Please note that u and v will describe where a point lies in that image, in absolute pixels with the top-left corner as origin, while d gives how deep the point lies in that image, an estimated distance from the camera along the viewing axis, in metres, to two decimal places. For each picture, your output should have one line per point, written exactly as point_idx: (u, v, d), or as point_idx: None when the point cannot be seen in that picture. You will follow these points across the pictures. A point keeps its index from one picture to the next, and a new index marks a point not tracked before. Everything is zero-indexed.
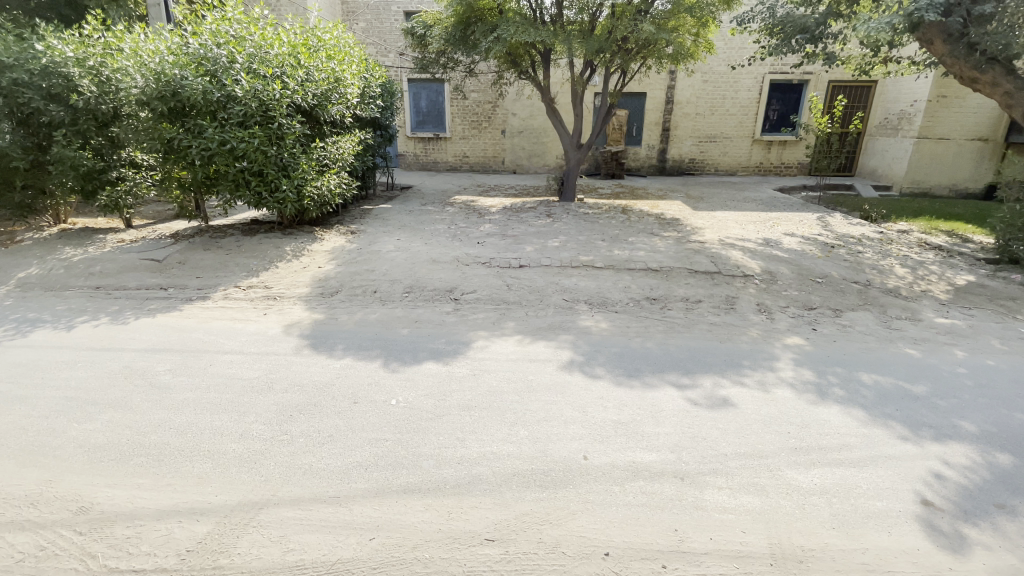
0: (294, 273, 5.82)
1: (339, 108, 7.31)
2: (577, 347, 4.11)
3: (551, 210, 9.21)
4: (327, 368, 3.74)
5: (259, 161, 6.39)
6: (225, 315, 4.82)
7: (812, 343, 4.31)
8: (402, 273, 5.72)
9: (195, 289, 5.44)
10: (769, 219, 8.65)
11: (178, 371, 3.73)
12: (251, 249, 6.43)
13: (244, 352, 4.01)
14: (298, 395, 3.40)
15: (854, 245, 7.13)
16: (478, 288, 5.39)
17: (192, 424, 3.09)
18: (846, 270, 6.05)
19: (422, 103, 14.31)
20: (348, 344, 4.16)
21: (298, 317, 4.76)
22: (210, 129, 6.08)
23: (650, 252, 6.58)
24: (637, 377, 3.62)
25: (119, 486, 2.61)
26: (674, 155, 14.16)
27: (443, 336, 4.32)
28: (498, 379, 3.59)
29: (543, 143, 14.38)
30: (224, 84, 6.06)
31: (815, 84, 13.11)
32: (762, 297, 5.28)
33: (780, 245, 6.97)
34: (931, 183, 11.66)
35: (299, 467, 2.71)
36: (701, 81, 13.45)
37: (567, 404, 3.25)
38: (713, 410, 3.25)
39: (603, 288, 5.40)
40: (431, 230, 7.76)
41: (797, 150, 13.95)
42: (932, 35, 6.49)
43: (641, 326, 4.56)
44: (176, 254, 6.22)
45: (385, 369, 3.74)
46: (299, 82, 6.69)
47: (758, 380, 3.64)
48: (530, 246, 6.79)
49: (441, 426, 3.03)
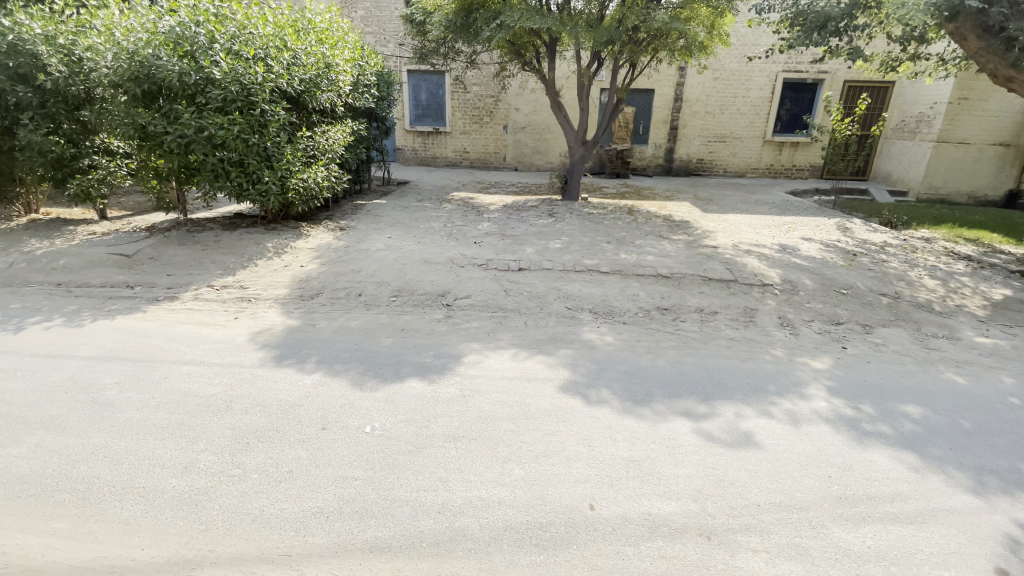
0: (273, 273, 5.36)
1: (330, 96, 6.82)
2: (581, 366, 3.66)
3: (554, 209, 8.75)
4: (296, 386, 3.28)
5: (240, 150, 5.94)
6: (192, 318, 4.36)
7: (844, 365, 3.85)
8: (390, 275, 5.25)
9: (164, 288, 4.98)
10: (784, 224, 8.21)
11: (127, 386, 3.26)
12: (230, 245, 5.96)
13: (207, 363, 3.56)
14: (258, 418, 2.94)
15: (877, 253, 6.66)
16: (473, 293, 4.93)
17: (130, 453, 2.63)
18: (872, 280, 5.59)
19: (422, 95, 13.82)
20: (324, 356, 3.70)
21: (271, 322, 4.30)
22: (185, 114, 5.61)
23: (660, 256, 6.13)
24: (649, 404, 3.17)
25: (29, 532, 2.14)
26: (681, 155, 13.69)
27: (430, 348, 3.86)
28: (491, 402, 3.13)
29: (546, 139, 13.90)
30: (202, 66, 5.60)
31: (829, 84, 12.66)
32: (783, 310, 4.82)
33: (798, 251, 6.52)
34: (949, 190, 11.18)
35: (247, 513, 2.25)
36: (712, 78, 12.97)
37: (570, 437, 2.79)
38: (737, 447, 2.80)
39: (609, 296, 4.94)
40: (426, 227, 7.30)
41: (808, 153, 13.48)
42: (966, 29, 6.00)
43: (652, 341, 4.11)
44: (148, 248, 5.76)
45: (361, 387, 3.28)
46: (285, 66, 6.21)
47: (787, 410, 3.19)
48: (530, 247, 6.34)
49: (421, 461, 2.58)
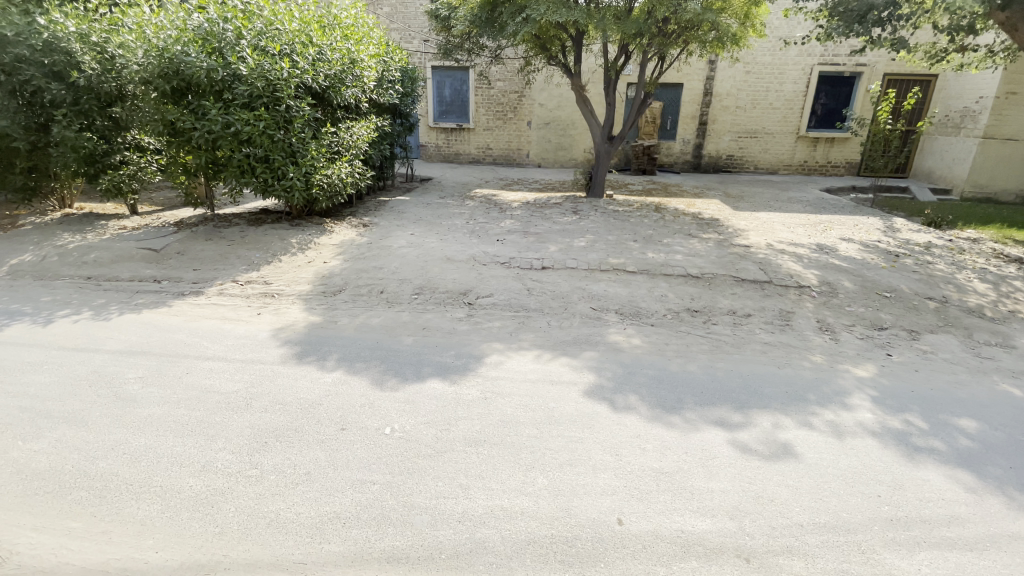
0: (296, 268, 5.36)
1: (354, 92, 6.79)
2: (607, 369, 3.51)
3: (578, 206, 8.58)
4: (316, 384, 3.23)
5: (265, 146, 5.95)
6: (216, 313, 4.37)
7: (889, 374, 3.61)
8: (411, 272, 5.19)
9: (189, 283, 5.01)
10: (820, 223, 7.88)
11: (149, 381, 3.25)
12: (255, 240, 5.99)
13: (228, 359, 3.54)
14: (277, 416, 2.89)
15: (921, 255, 6.31)
16: (495, 291, 4.83)
17: (149, 450, 2.61)
18: (917, 283, 5.28)
19: (446, 92, 13.78)
20: (344, 354, 3.64)
21: (293, 318, 4.27)
22: (213, 110, 5.65)
23: (689, 255, 5.92)
24: (680, 411, 3.01)
25: (47, 530, 2.12)
26: (710, 151, 13.32)
27: (451, 347, 3.77)
28: (513, 405, 3.02)
29: (571, 136, 13.71)
30: (229, 62, 5.62)
31: (868, 77, 12.14)
32: (821, 313, 4.58)
33: (836, 252, 6.23)
34: (996, 188, 10.57)
35: (263, 517, 2.19)
36: (744, 71, 12.57)
37: (596, 444, 2.66)
38: (776, 460, 2.62)
39: (636, 296, 4.78)
40: (449, 224, 7.24)
41: (845, 149, 12.96)
42: (1019, 19, 5.63)
43: (681, 344, 3.94)
44: (175, 243, 5.82)
45: (381, 386, 3.20)
46: (310, 61, 6.19)
47: (829, 421, 2.99)
48: (554, 245, 6.20)
49: (441, 466, 2.48)
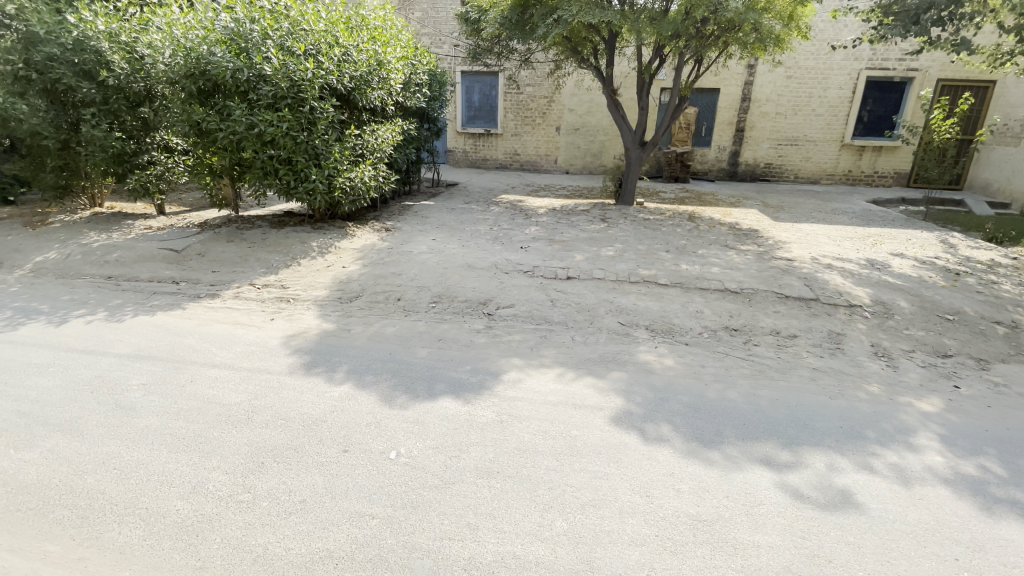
0: (315, 273, 5.22)
1: (380, 94, 6.66)
2: (636, 393, 3.20)
3: (607, 214, 8.26)
4: (321, 399, 3.01)
5: (289, 148, 5.87)
6: (229, 317, 4.23)
7: (959, 409, 3.18)
8: (431, 279, 4.98)
9: (206, 285, 4.92)
10: (868, 236, 7.35)
11: (151, 389, 3.11)
12: (275, 243, 5.90)
13: (235, 368, 3.37)
14: (278, 433, 2.68)
15: (985, 273, 5.75)
16: (517, 302, 4.57)
17: (140, 466, 2.44)
18: (982, 305, 4.78)
19: (474, 97, 13.68)
20: (355, 365, 3.42)
21: (306, 325, 4.10)
22: (237, 110, 5.60)
23: (725, 268, 5.55)
24: (718, 446, 2.69)
25: (20, 554, 1.96)
26: (747, 159, 12.79)
27: (467, 362, 3.52)
28: (531, 432, 2.74)
29: (601, 142, 13.39)
30: (254, 62, 5.56)
31: (920, 82, 11.46)
32: (875, 337, 4.15)
33: (888, 268, 5.74)
34: None
35: (249, 551, 1.97)
36: (785, 76, 12.06)
37: (624, 483, 2.37)
38: (833, 510, 2.26)
39: (669, 312, 4.44)
40: (473, 230, 7.04)
41: (892, 158, 12.25)
42: None
43: (719, 367, 3.60)
44: (197, 244, 5.77)
45: (390, 404, 2.96)
46: (335, 62, 6.10)
47: (893, 464, 2.60)
48: (580, 254, 5.90)
49: (449, 501, 2.22)
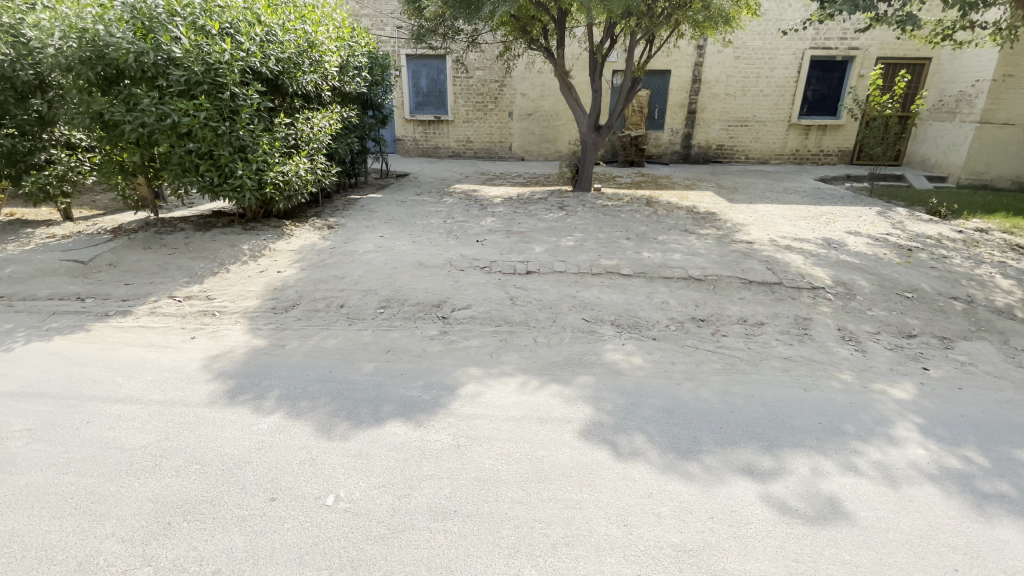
0: (245, 280, 4.69)
1: (312, 77, 6.10)
2: (606, 400, 2.93)
3: (565, 202, 8.00)
4: (247, 434, 2.58)
5: (209, 140, 5.26)
6: (142, 338, 3.69)
7: (932, 394, 3.08)
8: (378, 281, 4.56)
9: (118, 300, 4.32)
10: (822, 214, 7.42)
11: (37, 435, 2.59)
12: (201, 247, 5.29)
13: (143, 402, 2.87)
14: (191, 483, 2.25)
15: (936, 248, 5.85)
16: (474, 302, 4.22)
17: (13, 540, 1.97)
18: (938, 280, 4.81)
19: (422, 82, 13.06)
20: (288, 389, 2.99)
21: (234, 343, 3.61)
22: (145, 99, 4.93)
23: (688, 254, 5.40)
24: (697, 456, 2.47)
25: None
26: (699, 141, 12.84)
27: (419, 376, 3.15)
28: (492, 456, 2.43)
29: (555, 127, 13.11)
30: (161, 43, 4.90)
31: (860, 62, 11.76)
32: (840, 320, 4.06)
33: (845, 247, 5.75)
34: (992, 175, 10.22)
35: None
36: (733, 57, 12.10)
37: (598, 512, 2.10)
38: (823, 524, 2.06)
39: (634, 304, 4.22)
40: (424, 224, 6.61)
41: (837, 137, 12.57)
42: None
43: (689, 363, 3.40)
44: (107, 253, 5.10)
45: (327, 435, 2.56)
46: (258, 43, 5.50)
47: (876, 462, 2.44)
48: (540, 246, 5.61)
49: (396, 556, 1.88)
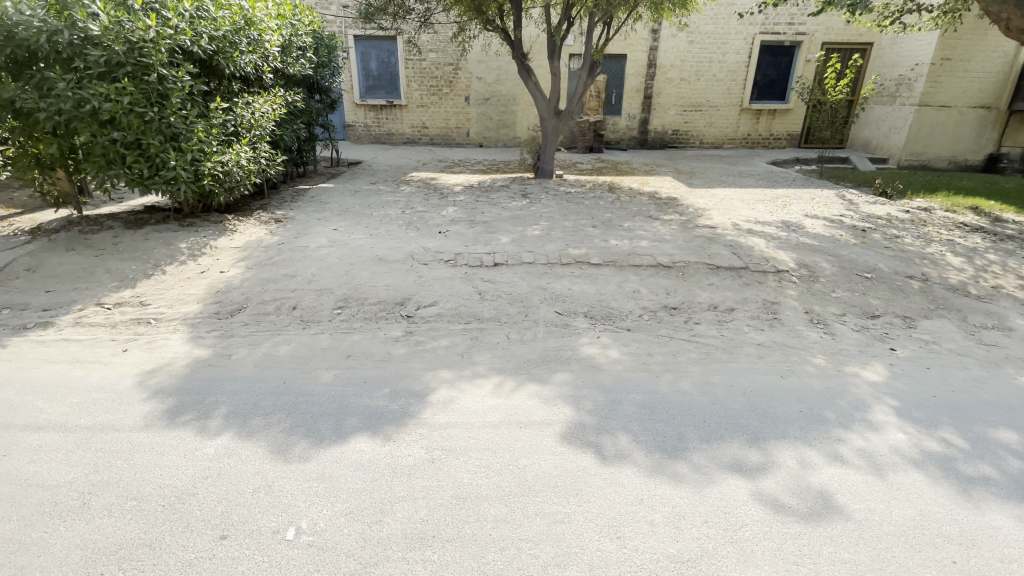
0: (185, 282, 4.26)
1: (251, 58, 5.60)
2: (585, 399, 2.79)
3: (527, 189, 7.81)
4: (190, 461, 2.28)
5: (136, 128, 4.72)
6: (63, 353, 3.25)
7: (902, 375, 3.12)
8: (334, 279, 4.24)
9: (35, 309, 3.82)
10: (778, 197, 7.57)
11: None
12: (132, 247, 4.78)
13: (65, 430, 2.50)
14: (127, 525, 1.95)
15: (888, 228, 6.05)
16: (439, 298, 3.99)
17: None
18: (894, 260, 4.94)
19: (372, 64, 12.45)
20: (237, 405, 2.69)
21: (172, 354, 3.24)
22: (59, 83, 4.36)
23: (655, 240, 5.34)
24: (684, 455, 2.37)
25: None
26: (656, 126, 12.91)
27: (385, 383, 2.91)
28: (471, 470, 2.24)
29: (512, 112, 12.84)
30: (75, 19, 4.33)
31: (807, 47, 12.08)
32: (807, 303, 4.09)
33: (804, 229, 5.86)
34: (930, 156, 10.81)
35: None
36: (687, 41, 12.16)
37: (589, 525, 1.96)
38: (818, 520, 2.00)
39: (605, 294, 4.11)
40: (381, 215, 6.27)
41: (786, 121, 12.93)
42: None
43: (666, 354, 3.31)
44: (22, 256, 4.52)
45: (284, 457, 2.30)
46: (188, 19, 4.97)
47: (860, 450, 2.42)
48: (505, 236, 5.41)
49: None
